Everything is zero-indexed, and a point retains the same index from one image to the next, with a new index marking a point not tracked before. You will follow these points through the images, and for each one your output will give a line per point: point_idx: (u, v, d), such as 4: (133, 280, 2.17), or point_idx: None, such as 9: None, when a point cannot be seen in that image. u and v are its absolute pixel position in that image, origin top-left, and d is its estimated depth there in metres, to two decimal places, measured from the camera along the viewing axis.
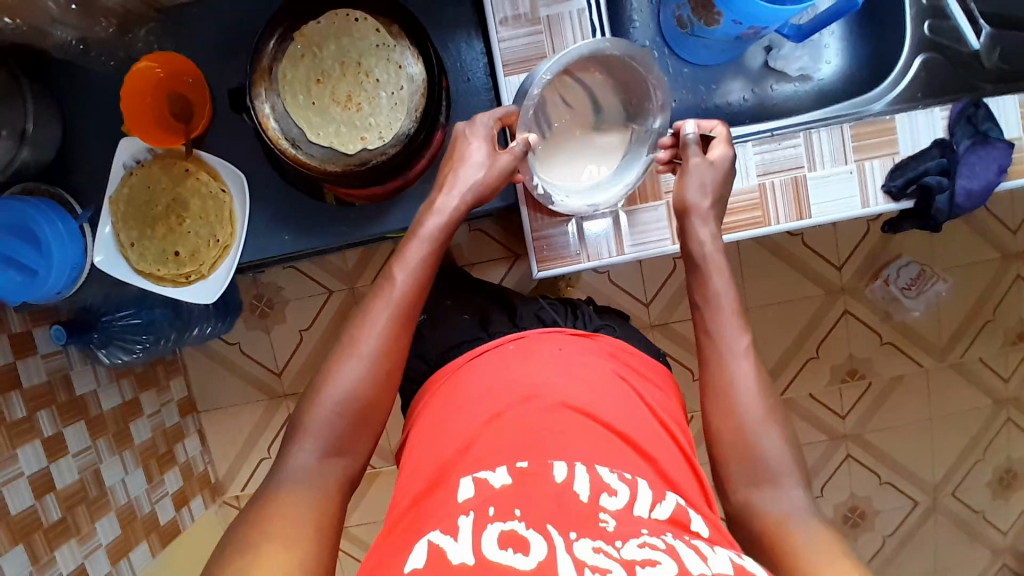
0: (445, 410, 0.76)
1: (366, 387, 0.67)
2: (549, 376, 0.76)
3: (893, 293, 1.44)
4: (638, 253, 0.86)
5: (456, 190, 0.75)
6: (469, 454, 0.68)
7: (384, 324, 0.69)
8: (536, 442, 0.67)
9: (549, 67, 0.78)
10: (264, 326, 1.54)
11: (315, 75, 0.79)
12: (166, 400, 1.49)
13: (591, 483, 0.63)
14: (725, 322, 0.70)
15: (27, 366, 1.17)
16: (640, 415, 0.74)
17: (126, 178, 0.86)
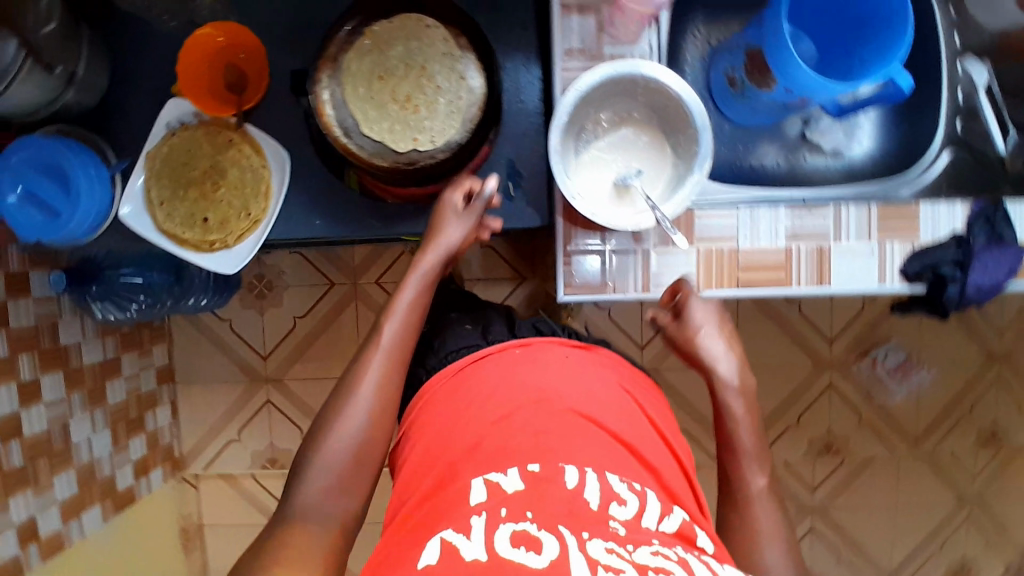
0: (452, 409, 0.76)
1: (364, 433, 0.73)
2: (559, 381, 0.76)
3: (878, 374, 1.48)
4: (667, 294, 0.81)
5: (435, 250, 0.81)
6: (479, 452, 0.69)
7: (385, 357, 0.76)
8: (546, 446, 0.68)
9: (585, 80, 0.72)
10: (258, 307, 1.52)
11: (378, 72, 0.79)
12: (147, 364, 1.45)
13: (601, 491, 0.64)
14: (744, 439, 0.73)
15: (17, 307, 1.15)
16: (643, 425, 0.76)
17: (167, 138, 0.86)
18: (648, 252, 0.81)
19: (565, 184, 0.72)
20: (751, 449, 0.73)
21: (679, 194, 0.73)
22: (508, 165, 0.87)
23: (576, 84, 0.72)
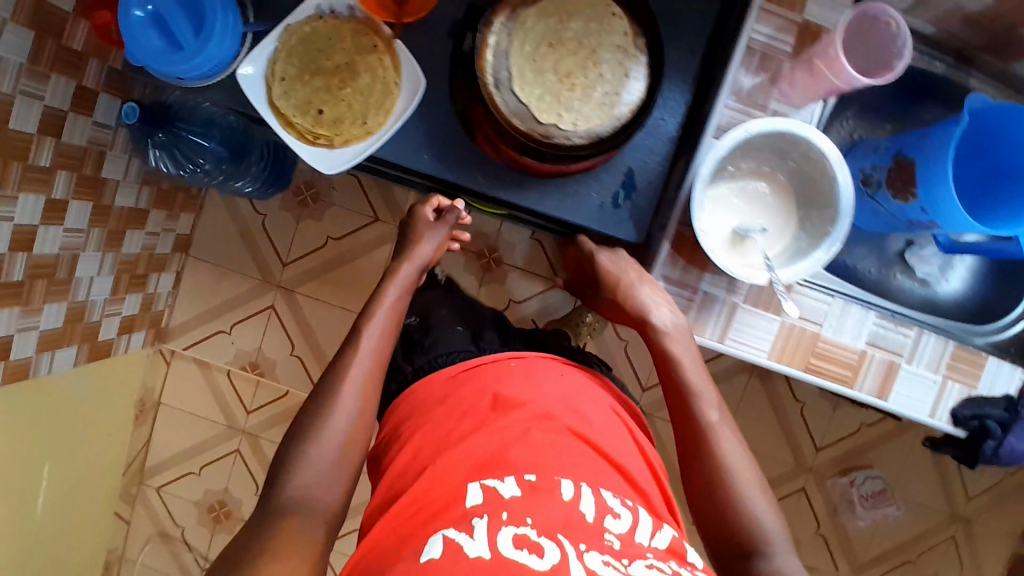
0: (440, 410, 0.80)
1: (350, 431, 0.79)
2: (549, 397, 0.79)
3: (851, 496, 1.48)
4: (742, 354, 0.79)
5: (413, 262, 0.97)
6: (475, 454, 0.72)
7: (368, 360, 0.84)
8: (538, 456, 0.71)
9: (755, 129, 0.70)
10: (297, 214, 1.49)
11: (549, 38, 0.77)
12: (171, 228, 1.41)
13: (596, 504, 0.68)
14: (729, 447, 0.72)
15: (74, 122, 1.10)
16: (632, 451, 0.80)
17: (312, 20, 0.83)
18: (738, 306, 0.79)
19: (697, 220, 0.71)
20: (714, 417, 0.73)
21: (798, 266, 0.73)
22: (627, 174, 0.86)
23: (744, 126, 0.70)
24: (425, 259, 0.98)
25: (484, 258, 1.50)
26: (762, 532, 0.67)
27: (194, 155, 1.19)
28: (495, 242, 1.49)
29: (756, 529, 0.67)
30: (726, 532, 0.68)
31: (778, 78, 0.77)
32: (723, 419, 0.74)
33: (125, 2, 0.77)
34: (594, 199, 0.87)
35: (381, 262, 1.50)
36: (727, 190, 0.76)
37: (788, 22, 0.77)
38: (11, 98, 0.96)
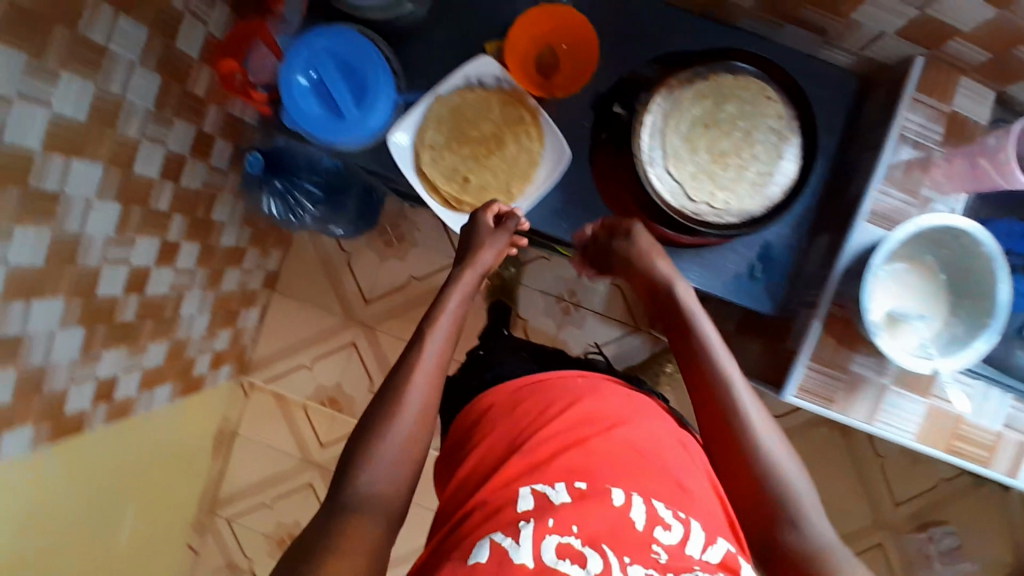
0: (505, 422, 0.74)
1: (415, 435, 0.65)
2: (608, 407, 0.74)
3: (928, 551, 1.44)
4: (889, 435, 0.81)
5: (478, 266, 0.77)
6: (525, 457, 0.68)
7: (435, 362, 0.69)
8: (589, 462, 0.66)
9: (925, 223, 0.70)
10: (381, 252, 1.51)
11: (704, 119, 0.78)
12: (259, 265, 1.45)
13: (648, 514, 0.61)
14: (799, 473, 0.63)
15: (193, 170, 1.13)
16: (700, 471, 0.70)
17: (463, 90, 0.85)
18: (886, 389, 0.80)
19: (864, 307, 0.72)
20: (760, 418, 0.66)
21: (954, 357, 0.73)
22: (764, 245, 0.86)
23: (914, 221, 0.70)
24: (488, 269, 0.78)
25: (564, 301, 1.50)
26: (821, 543, 0.58)
27: (304, 203, 1.25)
28: (574, 287, 1.50)
29: (803, 526, 0.59)
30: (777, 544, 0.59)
31: (929, 166, 0.78)
32: (770, 420, 0.65)
33: (294, 67, 0.78)
34: (731, 268, 0.86)
35: None
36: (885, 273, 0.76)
37: (938, 112, 0.78)
38: (137, 143, 0.98)
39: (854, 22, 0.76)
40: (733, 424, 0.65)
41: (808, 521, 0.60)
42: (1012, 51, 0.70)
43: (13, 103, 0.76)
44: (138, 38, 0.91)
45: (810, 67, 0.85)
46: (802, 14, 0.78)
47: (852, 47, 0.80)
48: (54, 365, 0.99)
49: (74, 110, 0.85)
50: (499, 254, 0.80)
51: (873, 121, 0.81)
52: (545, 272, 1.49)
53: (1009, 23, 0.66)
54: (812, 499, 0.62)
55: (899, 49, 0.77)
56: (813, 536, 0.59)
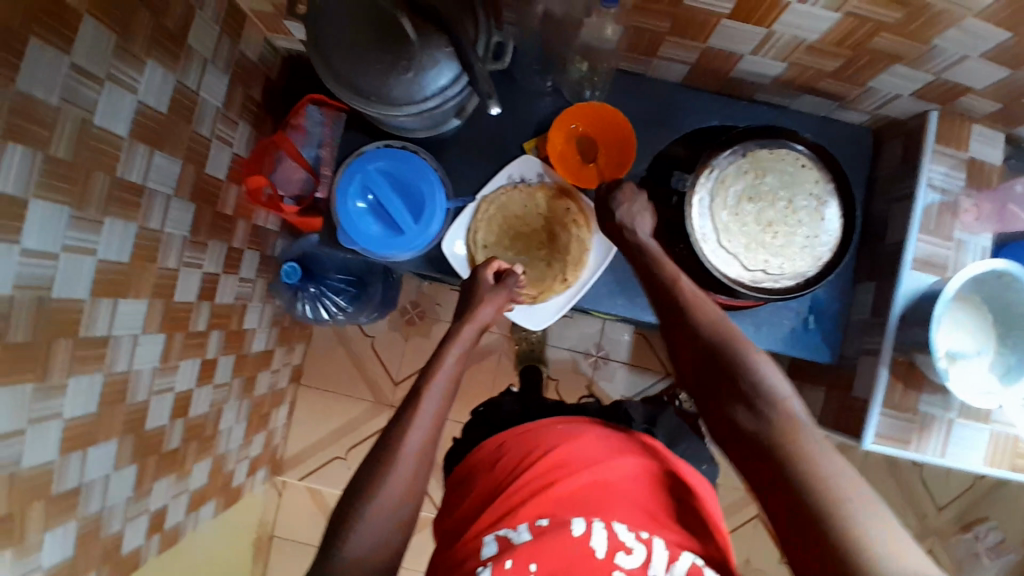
0: (491, 480, 0.73)
1: (408, 495, 0.64)
2: (583, 445, 0.73)
3: (976, 549, 1.48)
4: (961, 466, 0.84)
5: (473, 324, 0.77)
6: (504, 501, 0.67)
7: (433, 416, 0.68)
8: (559, 501, 0.65)
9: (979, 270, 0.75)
10: (404, 332, 1.50)
11: (748, 192, 0.82)
12: (287, 363, 1.42)
13: (608, 540, 0.61)
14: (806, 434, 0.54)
15: (224, 283, 1.10)
16: (674, 494, 0.69)
17: (507, 188, 0.89)
18: (953, 422, 0.84)
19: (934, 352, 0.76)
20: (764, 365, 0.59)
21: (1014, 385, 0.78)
22: (812, 300, 0.91)
23: (967, 270, 0.75)
24: (487, 326, 0.78)
25: (592, 356, 1.51)
26: (833, 493, 0.50)
27: (337, 295, 1.27)
28: (600, 341, 1.51)
29: (810, 475, 0.51)
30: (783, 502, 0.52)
31: (958, 211, 0.84)
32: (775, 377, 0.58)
33: (349, 193, 0.81)
34: (786, 325, 0.91)
35: (490, 371, 1.50)
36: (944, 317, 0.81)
37: (957, 160, 0.84)
38: (177, 271, 0.96)
39: (870, 88, 0.81)
40: (727, 375, 0.60)
41: (821, 472, 0.51)
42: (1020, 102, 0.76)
43: (60, 256, 0.73)
44: (173, 169, 0.90)
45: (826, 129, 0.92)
46: (821, 86, 0.83)
47: (867, 108, 0.87)
48: (110, 509, 0.92)
49: (118, 252, 0.82)
50: (499, 311, 0.81)
51: (893, 175, 0.87)
52: (569, 330, 1.51)
53: (1020, 81, 0.72)
54: (830, 446, 0.53)
55: (913, 107, 0.83)
56: (834, 486, 0.50)
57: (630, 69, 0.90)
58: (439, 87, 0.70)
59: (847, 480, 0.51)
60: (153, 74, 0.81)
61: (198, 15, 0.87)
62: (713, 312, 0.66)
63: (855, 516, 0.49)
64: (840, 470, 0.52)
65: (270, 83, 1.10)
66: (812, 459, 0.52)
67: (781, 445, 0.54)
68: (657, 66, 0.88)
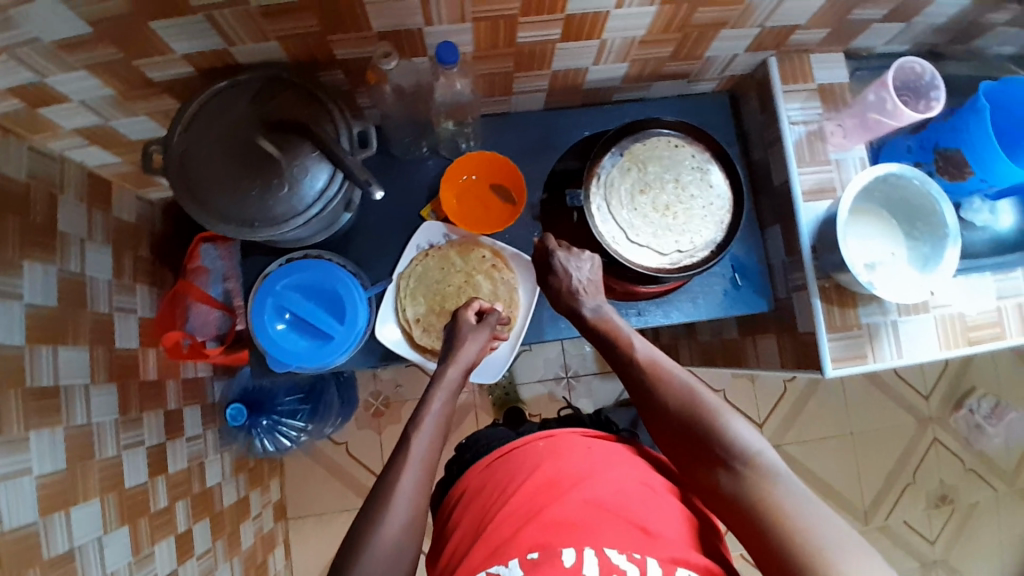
0: (479, 509, 0.70)
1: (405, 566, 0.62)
2: (573, 464, 0.71)
3: (976, 422, 1.51)
4: (917, 360, 0.87)
5: (457, 364, 0.79)
6: (491, 537, 0.65)
7: (423, 460, 0.69)
8: (552, 527, 0.63)
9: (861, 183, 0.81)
10: (376, 425, 1.44)
11: (639, 186, 0.87)
12: (267, 502, 1.32)
13: (600, 566, 0.60)
14: (777, 480, 0.61)
15: (173, 449, 1.04)
16: (662, 499, 0.68)
17: (420, 258, 0.89)
18: (896, 322, 0.87)
19: (852, 268, 0.80)
20: (737, 427, 0.65)
21: (937, 270, 0.82)
22: (732, 259, 0.95)
23: (855, 183, 0.82)
24: (474, 362, 0.80)
25: (564, 380, 1.50)
26: (817, 539, 0.55)
27: (292, 418, 1.26)
28: (566, 362, 1.51)
29: (789, 521, 0.57)
30: (772, 552, 0.57)
31: (826, 134, 0.90)
32: (750, 432, 0.65)
33: (267, 319, 0.79)
34: (719, 289, 0.95)
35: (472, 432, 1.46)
36: (852, 232, 0.86)
37: (808, 91, 0.90)
38: (120, 458, 0.90)
39: (709, 58, 0.88)
40: (707, 445, 0.66)
41: (803, 520, 0.57)
42: (848, 18, 0.83)
43: None
44: (81, 357, 0.86)
45: (686, 104, 0.98)
46: (668, 69, 0.90)
47: (714, 75, 0.93)
48: None
49: (53, 462, 0.77)
50: (483, 348, 0.82)
51: (764, 121, 0.93)
52: (532, 363, 1.50)
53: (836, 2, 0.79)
54: (804, 493, 0.60)
55: (753, 59, 0.90)
56: (815, 533, 0.56)
57: (495, 110, 0.94)
58: (318, 190, 0.72)
59: (829, 525, 0.57)
60: (33, 274, 0.78)
61: (61, 197, 0.85)
62: (676, 381, 0.72)
63: (841, 555, 0.54)
64: (819, 516, 0.57)
65: (158, 237, 1.07)
66: (793, 510, 0.58)
67: (761, 499, 0.60)
68: (518, 100, 0.92)
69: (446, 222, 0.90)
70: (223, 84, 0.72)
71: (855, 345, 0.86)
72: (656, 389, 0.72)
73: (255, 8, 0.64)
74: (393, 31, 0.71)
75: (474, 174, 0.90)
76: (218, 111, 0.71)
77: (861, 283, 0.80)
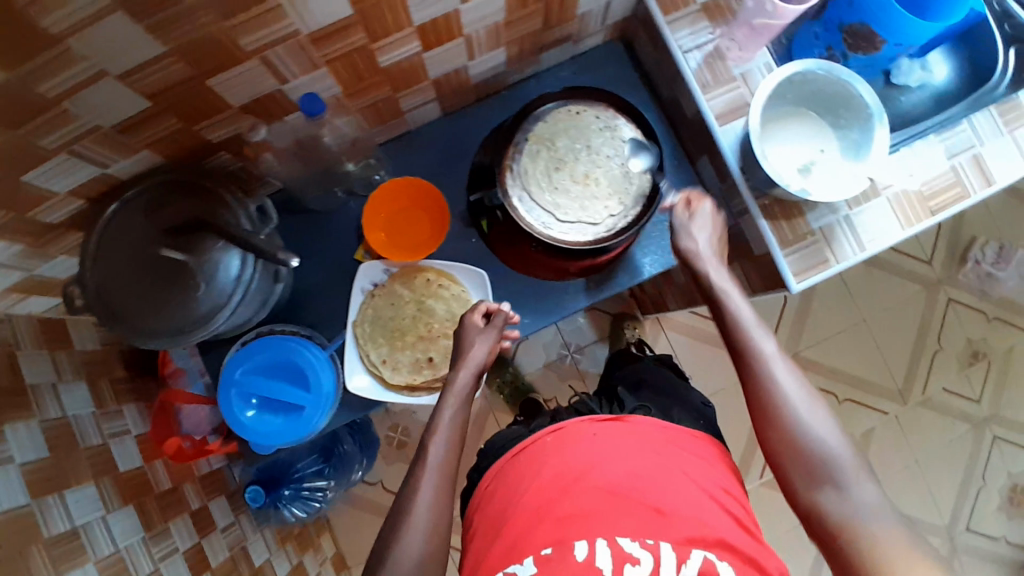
0: (497, 508, 0.71)
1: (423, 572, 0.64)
2: (592, 461, 0.70)
3: (986, 270, 1.47)
4: (882, 247, 0.84)
5: (467, 368, 0.78)
6: (507, 537, 0.66)
7: (439, 473, 0.70)
8: (565, 522, 0.64)
9: (762, 92, 0.78)
10: (403, 456, 1.47)
11: (553, 165, 0.85)
12: (324, 559, 1.34)
13: (614, 556, 0.61)
14: (877, 529, 0.60)
15: (211, 544, 1.06)
16: (676, 479, 0.68)
17: (368, 301, 0.89)
18: (849, 216, 0.84)
19: (780, 180, 0.77)
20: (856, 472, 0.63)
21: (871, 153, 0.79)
22: (671, 203, 0.94)
23: (760, 92, 0.79)
24: (483, 364, 0.78)
25: (568, 357, 1.50)
26: None
27: (316, 481, 1.31)
28: (565, 340, 1.51)
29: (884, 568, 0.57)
30: None
31: (723, 52, 0.86)
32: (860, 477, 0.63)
33: (235, 408, 0.80)
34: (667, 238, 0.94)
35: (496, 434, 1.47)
36: (778, 141, 0.83)
37: (693, 14, 0.86)
38: (157, 572, 0.92)
39: (582, 15, 0.85)
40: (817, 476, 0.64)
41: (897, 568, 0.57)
42: None
43: None
44: (89, 491, 0.88)
45: (581, 64, 0.96)
46: (546, 39, 0.87)
47: (596, 28, 0.91)
48: None
49: None
50: (490, 350, 0.80)
51: (661, 56, 0.90)
52: (534, 350, 1.50)
53: None
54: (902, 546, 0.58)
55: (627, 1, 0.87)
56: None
57: (395, 135, 0.93)
58: (235, 276, 0.72)
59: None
60: (17, 434, 0.80)
61: (20, 354, 0.85)
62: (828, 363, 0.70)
63: None
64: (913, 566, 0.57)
65: (131, 352, 1.09)
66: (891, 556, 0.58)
67: (862, 539, 0.60)
68: (411, 118, 0.91)
69: (382, 258, 0.89)
70: (114, 208, 0.72)
71: (812, 253, 0.83)
72: (793, 393, 0.69)
73: (113, 127, 0.64)
74: (255, 100, 0.70)
75: (387, 210, 0.89)
76: (117, 234, 0.71)
77: (794, 193, 0.77)
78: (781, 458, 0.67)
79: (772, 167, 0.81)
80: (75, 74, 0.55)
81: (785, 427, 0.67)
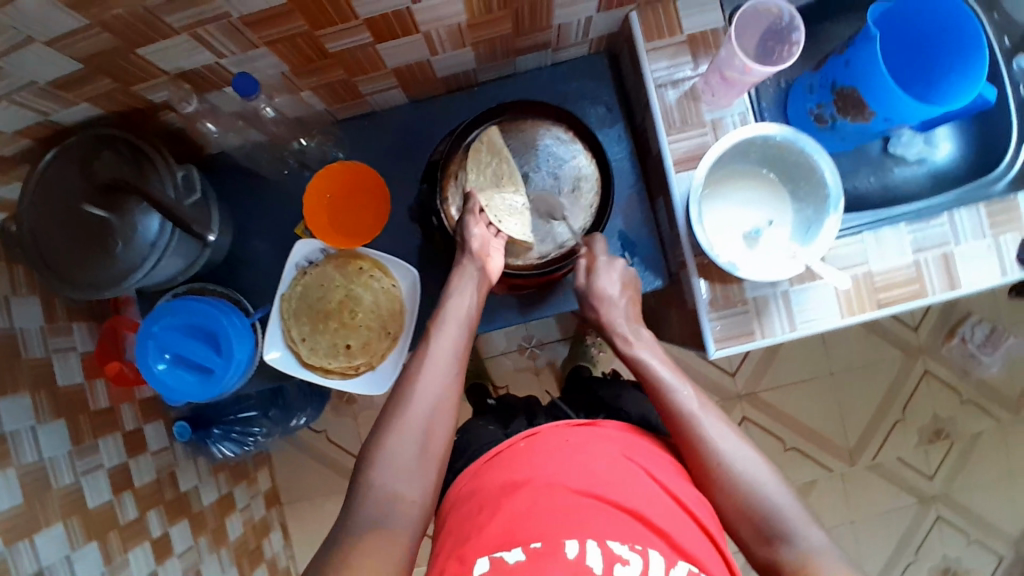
0: (468, 502, 0.63)
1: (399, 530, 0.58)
2: (570, 457, 0.64)
3: (970, 350, 1.41)
4: (814, 330, 0.81)
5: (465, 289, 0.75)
6: (485, 525, 0.59)
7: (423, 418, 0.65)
8: (551, 515, 0.58)
9: (713, 153, 0.74)
10: (351, 412, 1.53)
11: (496, 180, 0.84)
12: (256, 493, 1.43)
13: (603, 556, 0.55)
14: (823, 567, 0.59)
15: (139, 465, 1.12)
16: (655, 491, 0.62)
17: (298, 277, 0.89)
18: (788, 292, 0.80)
19: (712, 251, 0.74)
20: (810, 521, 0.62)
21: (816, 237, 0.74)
22: (620, 236, 0.90)
23: (714, 150, 0.74)
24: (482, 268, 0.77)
25: (527, 350, 1.51)
26: None
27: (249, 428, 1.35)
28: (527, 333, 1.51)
29: None
30: None
31: (699, 92, 0.81)
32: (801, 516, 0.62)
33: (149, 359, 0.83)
34: None
35: None
36: (726, 201, 0.80)
37: (675, 46, 0.81)
38: (79, 484, 0.97)
39: (559, 26, 0.81)
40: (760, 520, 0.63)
41: None
42: None
43: None
44: (24, 401, 0.92)
45: (560, 73, 0.92)
46: (519, 45, 0.84)
47: (577, 40, 0.86)
48: None
49: (9, 498, 0.85)
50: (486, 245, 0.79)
51: (638, 82, 0.86)
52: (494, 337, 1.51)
53: None
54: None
55: (612, 18, 0.82)
56: None
57: (358, 113, 0.92)
58: (151, 242, 0.74)
59: None
60: None
61: None
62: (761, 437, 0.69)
63: None
64: None
65: None
66: None
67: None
68: (374, 100, 0.89)
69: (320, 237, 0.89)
70: (51, 155, 0.73)
71: (738, 323, 0.81)
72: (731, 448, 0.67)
73: (47, 83, 0.65)
74: (193, 70, 0.70)
75: (334, 191, 0.89)
76: (50, 182, 0.73)
77: (720, 266, 0.74)
78: (729, 517, 0.65)
79: (709, 233, 0.78)
80: (4, 40, 0.57)
81: (724, 481, 0.65)
